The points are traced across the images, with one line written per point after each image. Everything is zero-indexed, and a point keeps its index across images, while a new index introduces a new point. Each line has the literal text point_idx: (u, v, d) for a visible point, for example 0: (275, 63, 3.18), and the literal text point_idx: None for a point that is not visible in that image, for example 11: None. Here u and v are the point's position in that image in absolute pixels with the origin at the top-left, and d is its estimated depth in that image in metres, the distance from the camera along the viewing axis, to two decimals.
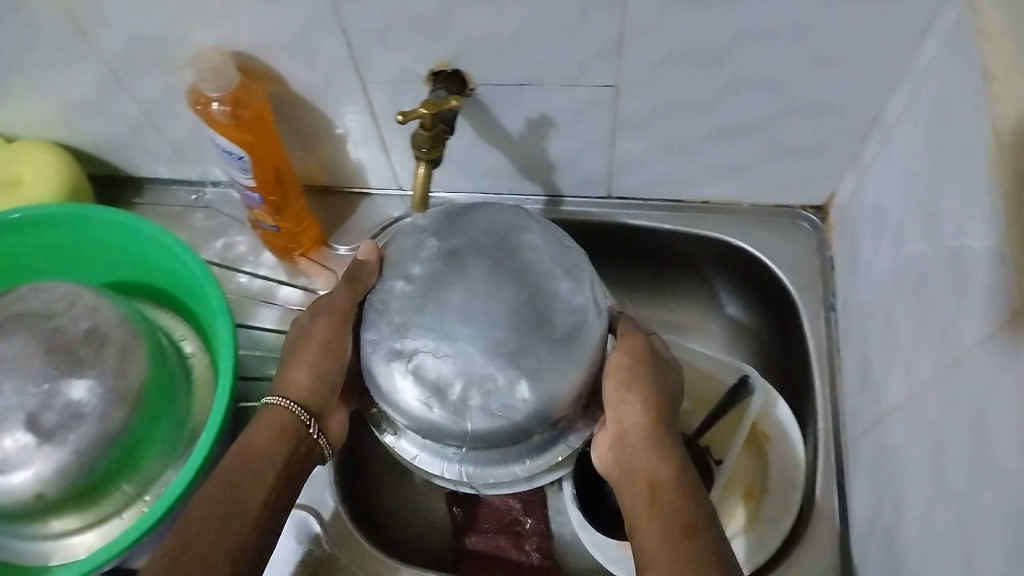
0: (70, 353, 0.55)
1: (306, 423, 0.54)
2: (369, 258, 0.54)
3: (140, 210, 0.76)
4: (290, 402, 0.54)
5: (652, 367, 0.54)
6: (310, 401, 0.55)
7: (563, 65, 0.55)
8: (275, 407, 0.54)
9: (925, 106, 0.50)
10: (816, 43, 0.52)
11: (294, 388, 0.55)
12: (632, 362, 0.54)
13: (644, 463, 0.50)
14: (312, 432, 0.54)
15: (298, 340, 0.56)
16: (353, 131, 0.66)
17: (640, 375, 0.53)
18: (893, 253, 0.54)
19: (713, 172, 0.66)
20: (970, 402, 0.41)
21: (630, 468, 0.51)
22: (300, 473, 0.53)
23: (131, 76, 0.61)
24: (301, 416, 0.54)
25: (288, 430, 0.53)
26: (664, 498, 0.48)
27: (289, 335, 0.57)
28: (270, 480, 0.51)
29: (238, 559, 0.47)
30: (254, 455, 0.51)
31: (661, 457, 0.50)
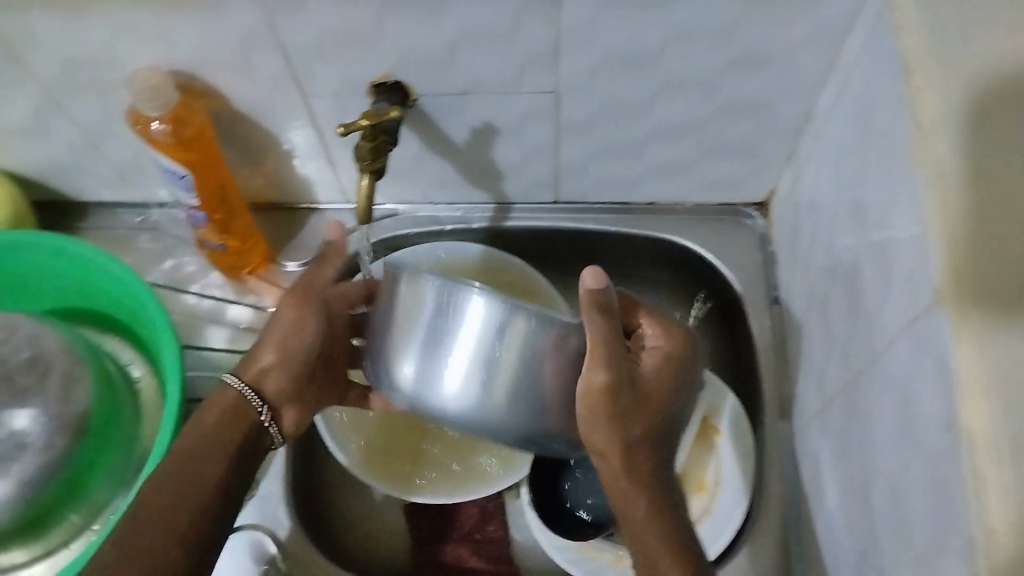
0: (12, 382, 0.54)
1: (259, 410, 0.54)
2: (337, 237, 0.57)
3: (82, 233, 0.74)
4: (243, 383, 0.54)
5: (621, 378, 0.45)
6: (263, 386, 0.55)
7: (502, 72, 0.56)
8: (229, 387, 0.54)
9: (851, 101, 0.52)
10: (745, 44, 0.54)
11: (251, 370, 0.55)
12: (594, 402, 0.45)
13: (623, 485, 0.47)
14: (262, 420, 0.54)
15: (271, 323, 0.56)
16: (298, 147, 0.66)
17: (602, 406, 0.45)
18: (829, 245, 0.56)
19: (656, 174, 0.68)
20: (901, 385, 0.43)
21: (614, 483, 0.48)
22: (251, 457, 0.54)
23: (67, 98, 0.60)
24: (250, 396, 0.54)
25: (237, 412, 0.53)
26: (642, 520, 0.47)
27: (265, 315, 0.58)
28: (221, 461, 0.51)
29: (190, 542, 0.47)
30: (198, 438, 0.51)
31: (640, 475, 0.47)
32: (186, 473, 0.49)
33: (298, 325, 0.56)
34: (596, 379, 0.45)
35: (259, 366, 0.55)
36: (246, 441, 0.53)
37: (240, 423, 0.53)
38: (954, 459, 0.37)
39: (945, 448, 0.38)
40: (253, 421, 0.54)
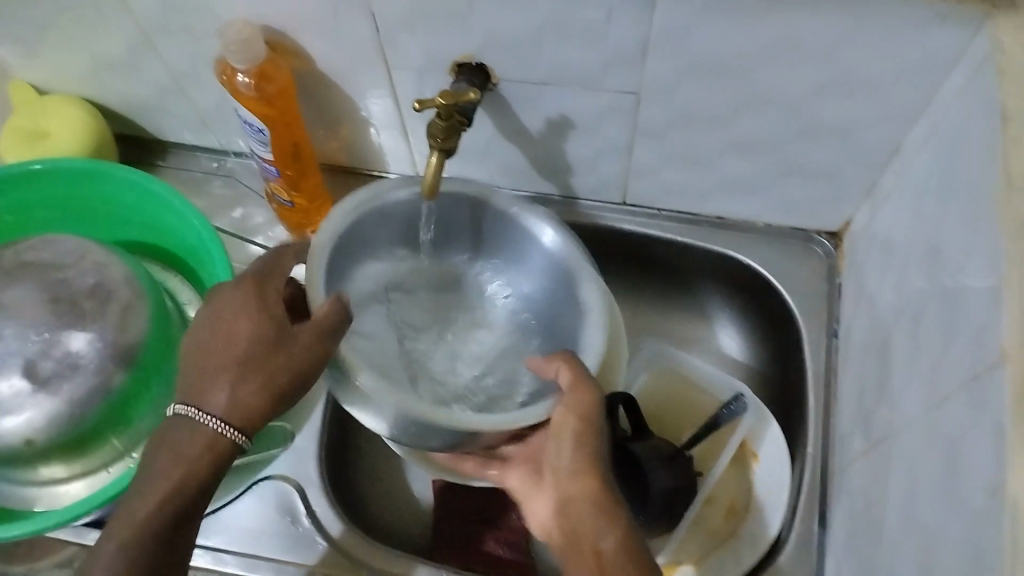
0: (74, 306, 0.57)
1: (240, 449, 0.50)
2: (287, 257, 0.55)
3: (162, 171, 0.77)
4: (234, 429, 0.49)
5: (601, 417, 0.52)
6: (250, 428, 0.50)
7: (585, 67, 0.56)
8: (207, 427, 0.49)
9: (943, 141, 0.50)
10: (840, 68, 0.52)
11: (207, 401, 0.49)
12: (574, 417, 0.52)
13: (587, 524, 0.49)
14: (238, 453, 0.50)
15: (252, 347, 0.50)
16: (376, 116, 0.66)
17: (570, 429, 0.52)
18: (898, 285, 0.54)
19: (728, 189, 0.66)
20: (951, 444, 0.41)
21: (575, 532, 0.49)
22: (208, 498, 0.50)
23: (162, 41, 0.62)
24: (209, 420, 0.49)
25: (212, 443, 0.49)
26: (608, 564, 0.46)
27: (239, 335, 0.50)
28: (186, 514, 0.49)
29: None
30: (188, 494, 0.48)
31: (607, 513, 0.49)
32: (167, 536, 0.48)
33: (304, 361, 0.50)
34: (577, 400, 0.52)
35: (218, 399, 0.49)
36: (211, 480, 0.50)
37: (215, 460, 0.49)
38: (994, 530, 0.35)
39: (989, 516, 0.36)
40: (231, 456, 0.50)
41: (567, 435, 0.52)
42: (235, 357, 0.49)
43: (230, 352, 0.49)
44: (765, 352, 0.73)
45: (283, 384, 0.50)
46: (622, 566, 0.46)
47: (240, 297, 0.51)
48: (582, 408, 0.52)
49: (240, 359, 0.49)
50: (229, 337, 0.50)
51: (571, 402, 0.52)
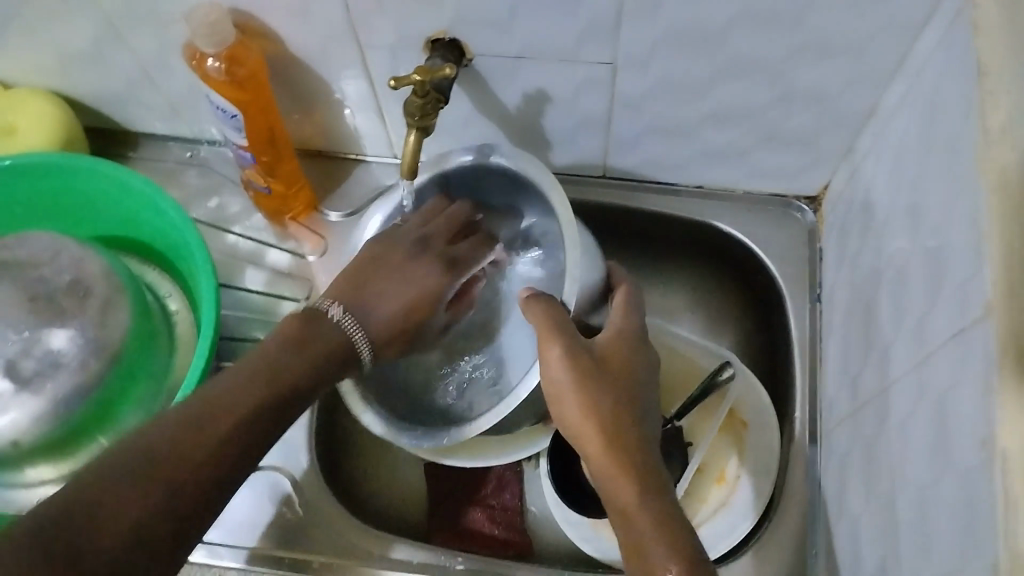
0: (53, 303, 0.56)
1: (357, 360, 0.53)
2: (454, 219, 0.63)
3: (134, 164, 0.76)
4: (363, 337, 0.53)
5: (586, 359, 0.51)
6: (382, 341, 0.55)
7: (560, 39, 0.55)
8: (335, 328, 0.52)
9: (920, 100, 0.50)
10: (813, 32, 0.52)
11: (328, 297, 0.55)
12: (560, 364, 0.51)
13: (597, 463, 0.48)
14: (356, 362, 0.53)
15: (394, 271, 0.57)
16: (350, 98, 0.65)
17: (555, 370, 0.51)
18: (880, 245, 0.54)
19: (707, 158, 0.67)
20: (940, 398, 0.42)
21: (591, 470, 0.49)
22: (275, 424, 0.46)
23: (127, 29, 0.60)
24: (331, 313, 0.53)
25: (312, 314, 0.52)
26: (630, 497, 0.46)
27: (395, 256, 0.58)
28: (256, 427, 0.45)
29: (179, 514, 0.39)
30: (236, 446, 0.43)
31: (617, 450, 0.47)
32: (181, 512, 0.39)
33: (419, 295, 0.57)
34: (556, 350, 0.51)
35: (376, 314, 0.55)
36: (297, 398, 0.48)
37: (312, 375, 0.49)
38: (987, 481, 0.36)
39: (981, 468, 0.36)
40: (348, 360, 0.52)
41: (558, 378, 0.51)
42: (376, 277, 0.56)
43: (392, 306, 0.55)
44: (749, 319, 0.73)
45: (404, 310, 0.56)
46: (645, 500, 0.45)
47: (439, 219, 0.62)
48: (563, 356, 0.51)
49: (406, 271, 0.57)
50: (400, 288, 0.56)
51: (550, 354, 0.51)
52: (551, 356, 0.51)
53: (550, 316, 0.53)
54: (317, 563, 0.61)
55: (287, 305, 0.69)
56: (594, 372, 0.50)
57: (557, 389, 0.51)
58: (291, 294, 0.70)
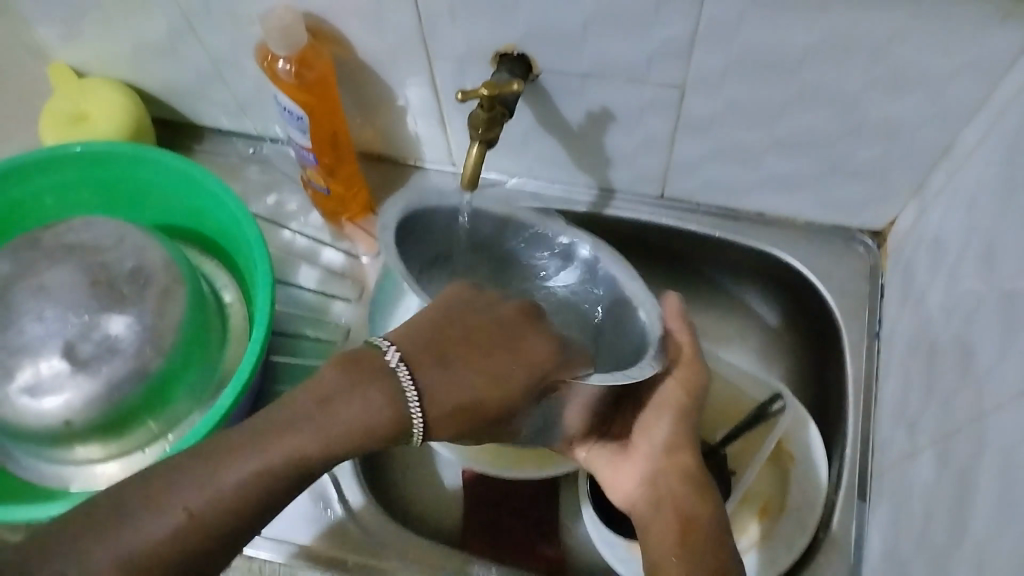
0: (113, 288, 0.57)
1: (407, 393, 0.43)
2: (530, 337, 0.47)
3: (198, 156, 0.77)
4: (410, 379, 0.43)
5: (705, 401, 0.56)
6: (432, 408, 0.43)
7: (630, 59, 0.55)
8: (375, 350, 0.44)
9: (1002, 142, 0.49)
10: (893, 66, 0.51)
11: (433, 384, 0.43)
12: (684, 392, 0.55)
13: (674, 486, 0.53)
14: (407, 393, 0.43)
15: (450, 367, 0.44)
16: (413, 105, 0.66)
17: (674, 404, 0.55)
18: (948, 287, 0.53)
19: (771, 184, 0.65)
20: (1005, 455, 0.41)
21: (653, 489, 0.54)
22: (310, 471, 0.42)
23: (203, 25, 0.61)
24: (416, 424, 0.43)
25: (395, 424, 0.43)
26: (686, 501, 0.52)
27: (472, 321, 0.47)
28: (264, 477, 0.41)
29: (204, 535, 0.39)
30: (249, 499, 0.40)
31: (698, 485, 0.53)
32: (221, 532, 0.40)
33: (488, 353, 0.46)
34: (692, 378, 0.55)
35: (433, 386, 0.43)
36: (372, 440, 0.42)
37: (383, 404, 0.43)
38: None
39: None
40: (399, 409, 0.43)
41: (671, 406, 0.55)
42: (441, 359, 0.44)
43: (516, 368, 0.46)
44: (801, 351, 0.72)
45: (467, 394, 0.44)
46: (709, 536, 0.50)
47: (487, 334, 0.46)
48: (693, 386, 0.55)
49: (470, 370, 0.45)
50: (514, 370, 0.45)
51: (682, 377, 0.55)
52: (684, 377, 0.55)
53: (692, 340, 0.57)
54: (350, 563, 0.61)
55: (338, 306, 0.70)
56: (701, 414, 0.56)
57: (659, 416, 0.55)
58: (343, 295, 0.71)
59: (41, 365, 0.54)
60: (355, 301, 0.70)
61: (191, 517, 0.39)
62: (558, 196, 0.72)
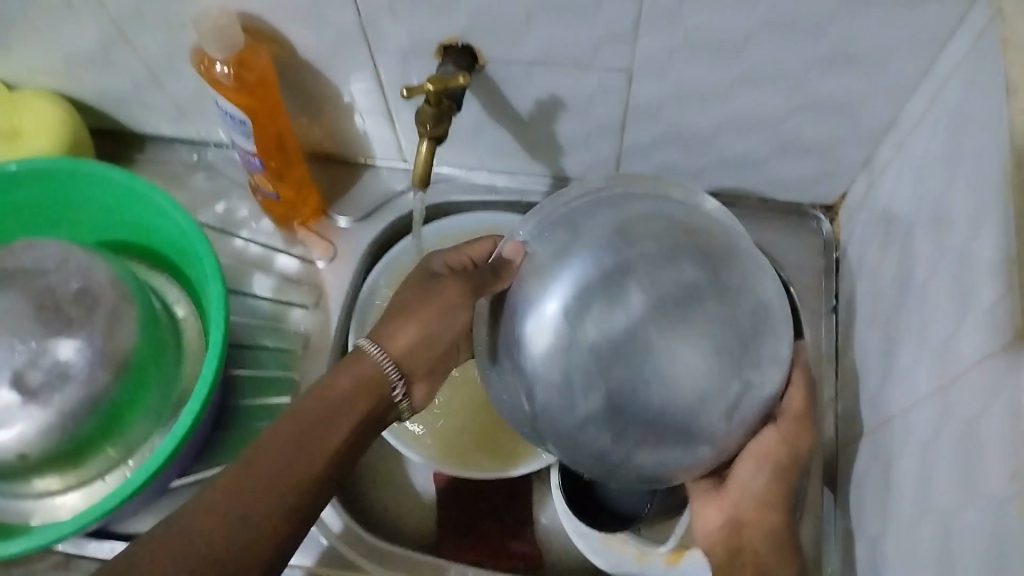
0: (60, 311, 0.55)
1: (392, 383, 0.54)
2: (512, 256, 0.49)
3: (140, 167, 0.75)
4: (379, 352, 0.54)
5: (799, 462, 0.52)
6: (404, 362, 0.54)
7: (575, 47, 0.54)
8: (363, 354, 0.54)
9: (946, 112, 0.49)
10: (837, 42, 0.51)
11: (387, 339, 0.55)
12: (785, 447, 0.51)
13: (751, 532, 0.51)
14: (395, 393, 0.54)
15: (413, 302, 0.55)
16: (360, 102, 0.64)
17: (774, 457, 0.51)
18: (902, 257, 0.53)
19: (723, 165, 0.65)
20: (967, 423, 0.41)
21: (736, 536, 0.52)
22: (360, 442, 0.53)
23: (135, 32, 0.59)
24: (392, 381, 0.54)
25: (371, 382, 0.54)
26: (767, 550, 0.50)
27: (413, 286, 0.56)
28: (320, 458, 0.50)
29: (268, 524, 0.46)
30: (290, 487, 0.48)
31: (772, 529, 0.51)
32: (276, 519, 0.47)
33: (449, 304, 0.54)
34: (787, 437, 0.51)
35: (398, 342, 0.54)
36: (376, 415, 0.54)
37: (372, 395, 0.53)
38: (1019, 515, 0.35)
39: (1013, 499, 0.36)
40: (385, 393, 0.54)
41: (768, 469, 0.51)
42: (400, 306, 0.55)
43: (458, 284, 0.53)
44: None
45: (423, 331, 0.54)
46: None
47: (433, 290, 0.55)
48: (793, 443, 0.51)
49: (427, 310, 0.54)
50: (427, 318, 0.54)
51: (772, 437, 0.51)
52: (790, 434, 0.51)
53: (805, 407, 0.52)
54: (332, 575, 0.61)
55: (296, 313, 0.68)
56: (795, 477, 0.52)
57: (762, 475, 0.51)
58: (300, 301, 0.69)
59: None
60: (313, 308, 0.68)
61: (220, 506, 0.46)
62: (511, 190, 0.71)
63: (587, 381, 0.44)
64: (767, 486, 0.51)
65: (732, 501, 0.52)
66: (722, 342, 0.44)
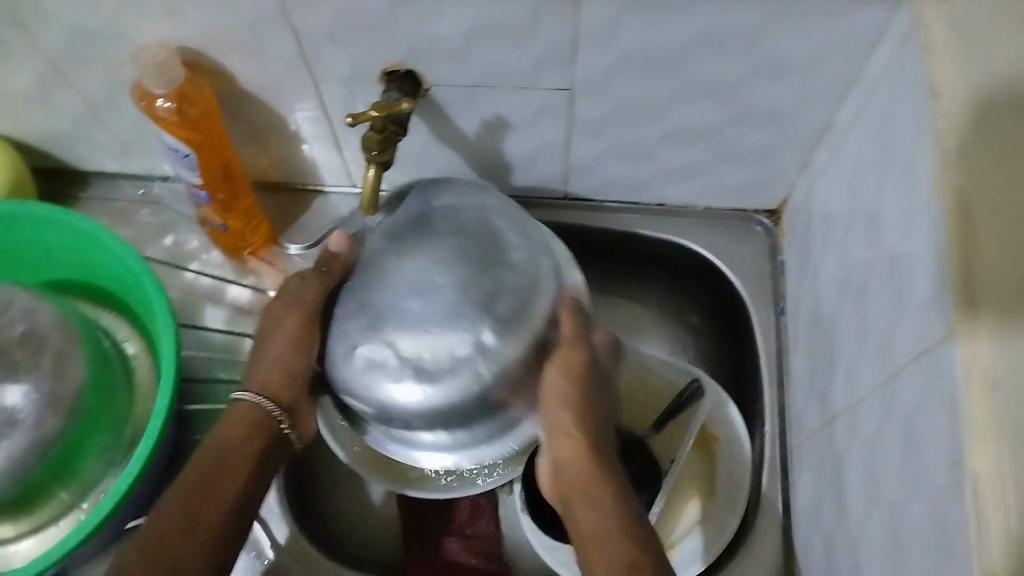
0: (6, 357, 0.54)
1: (278, 418, 0.54)
2: (340, 249, 0.54)
3: (84, 204, 0.73)
4: (260, 398, 0.53)
5: (591, 389, 0.52)
6: (281, 396, 0.54)
7: (516, 67, 0.55)
8: (245, 402, 0.54)
9: (876, 116, 0.51)
10: (767, 54, 0.52)
11: (254, 379, 0.54)
12: (569, 378, 0.51)
13: (582, 483, 0.49)
14: (283, 426, 0.54)
15: (265, 341, 0.54)
16: (305, 129, 0.64)
17: (558, 391, 0.51)
18: (842, 258, 0.55)
19: (667, 176, 0.67)
20: (908, 417, 0.43)
21: (569, 488, 0.50)
22: (263, 473, 0.52)
23: (72, 69, 0.59)
24: (275, 416, 0.54)
25: (258, 427, 0.53)
26: (589, 503, 0.48)
27: (261, 326, 0.55)
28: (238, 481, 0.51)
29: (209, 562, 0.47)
30: (218, 525, 0.49)
31: (593, 475, 0.49)
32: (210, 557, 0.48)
33: (297, 338, 0.53)
34: (569, 368, 0.51)
35: (257, 380, 0.54)
36: (271, 448, 0.53)
37: (261, 431, 0.53)
38: (956, 503, 0.36)
39: (951, 488, 0.37)
40: (273, 428, 0.54)
41: (562, 400, 0.51)
42: (263, 338, 0.55)
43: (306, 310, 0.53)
44: (715, 332, 0.73)
45: (287, 361, 0.54)
46: (613, 514, 0.47)
47: (268, 322, 0.54)
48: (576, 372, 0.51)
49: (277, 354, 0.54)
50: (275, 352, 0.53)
51: (555, 374, 0.51)
52: (569, 366, 0.51)
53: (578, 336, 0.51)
54: None
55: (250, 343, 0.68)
56: (596, 405, 0.52)
57: (569, 412, 0.51)
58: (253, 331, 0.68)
59: None
60: None
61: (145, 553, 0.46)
62: None
63: (430, 374, 0.48)
64: (572, 420, 0.51)
65: (549, 449, 0.51)
66: (463, 257, 0.50)
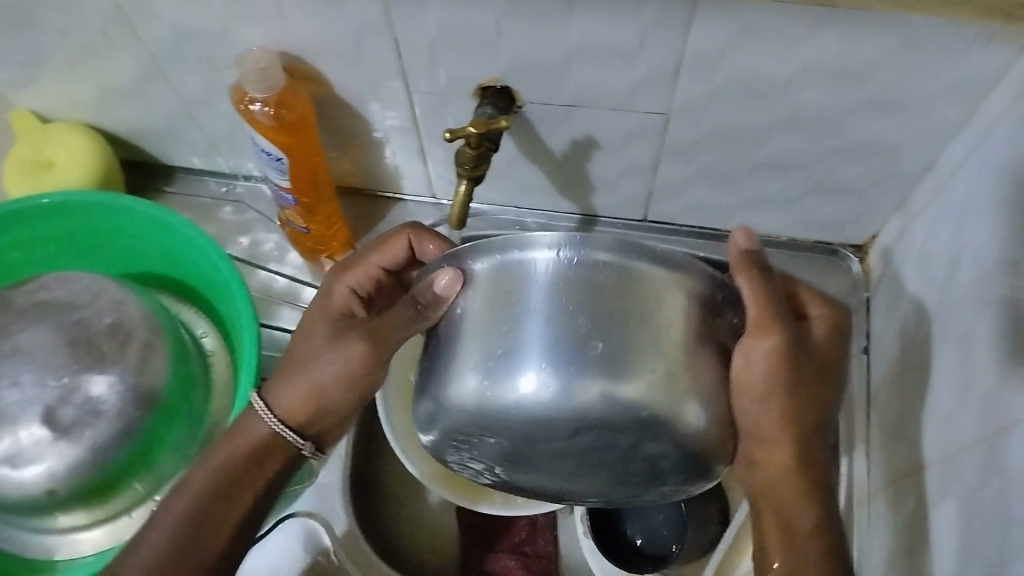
0: (92, 347, 0.55)
1: (297, 444, 0.52)
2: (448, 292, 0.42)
3: (168, 198, 0.75)
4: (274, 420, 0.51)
5: (793, 366, 0.47)
6: (306, 426, 0.52)
7: (616, 89, 0.54)
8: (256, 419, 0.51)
9: (990, 161, 0.49)
10: (878, 88, 0.51)
11: (279, 403, 0.51)
12: (763, 363, 0.45)
13: (782, 491, 0.49)
14: (303, 450, 0.52)
15: (296, 356, 0.51)
16: (391, 137, 0.64)
17: (763, 377, 0.46)
18: (940, 305, 0.53)
19: (754, 205, 0.65)
20: (1012, 478, 0.41)
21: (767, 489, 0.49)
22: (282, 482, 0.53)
23: (173, 68, 0.59)
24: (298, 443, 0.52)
25: (264, 449, 0.51)
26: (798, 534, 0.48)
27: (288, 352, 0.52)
28: (247, 497, 0.51)
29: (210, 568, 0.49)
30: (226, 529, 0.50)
31: (799, 487, 0.48)
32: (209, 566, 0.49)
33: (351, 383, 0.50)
34: (760, 347, 0.45)
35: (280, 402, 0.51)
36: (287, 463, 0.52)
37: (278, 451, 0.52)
38: None
39: None
40: (289, 452, 0.52)
41: (764, 389, 0.46)
42: (297, 361, 0.51)
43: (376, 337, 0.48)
44: None
45: (329, 391, 0.50)
46: (809, 542, 0.47)
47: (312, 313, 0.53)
48: (770, 353, 0.45)
49: (323, 384, 0.50)
50: (324, 380, 0.50)
51: (755, 348, 0.45)
52: (757, 345, 0.45)
53: (770, 302, 0.46)
54: None
55: None
56: (799, 389, 0.47)
57: (774, 396, 0.46)
58: None
59: (20, 433, 0.52)
60: None
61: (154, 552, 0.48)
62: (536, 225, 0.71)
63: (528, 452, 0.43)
64: (781, 409, 0.47)
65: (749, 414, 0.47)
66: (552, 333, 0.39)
